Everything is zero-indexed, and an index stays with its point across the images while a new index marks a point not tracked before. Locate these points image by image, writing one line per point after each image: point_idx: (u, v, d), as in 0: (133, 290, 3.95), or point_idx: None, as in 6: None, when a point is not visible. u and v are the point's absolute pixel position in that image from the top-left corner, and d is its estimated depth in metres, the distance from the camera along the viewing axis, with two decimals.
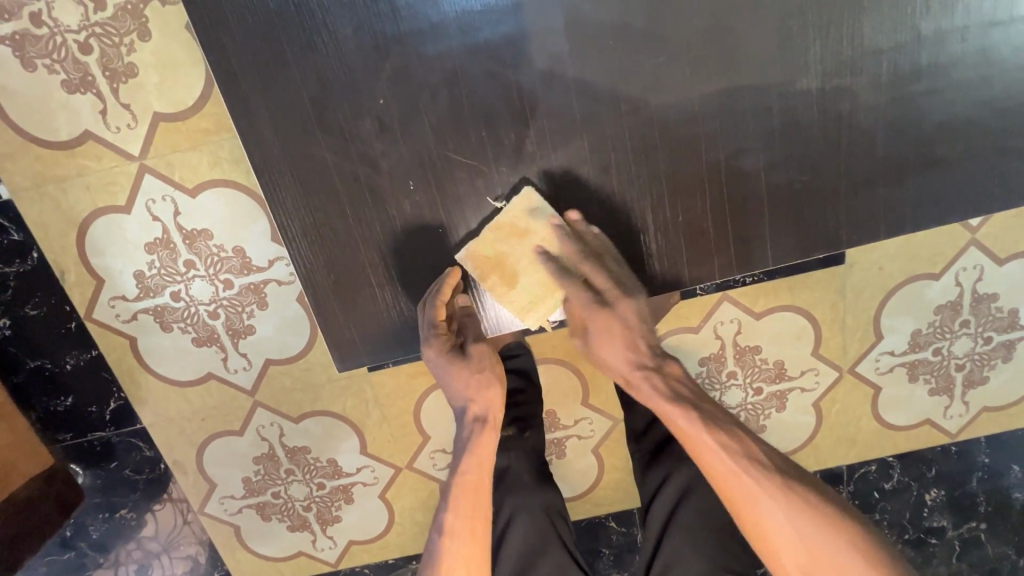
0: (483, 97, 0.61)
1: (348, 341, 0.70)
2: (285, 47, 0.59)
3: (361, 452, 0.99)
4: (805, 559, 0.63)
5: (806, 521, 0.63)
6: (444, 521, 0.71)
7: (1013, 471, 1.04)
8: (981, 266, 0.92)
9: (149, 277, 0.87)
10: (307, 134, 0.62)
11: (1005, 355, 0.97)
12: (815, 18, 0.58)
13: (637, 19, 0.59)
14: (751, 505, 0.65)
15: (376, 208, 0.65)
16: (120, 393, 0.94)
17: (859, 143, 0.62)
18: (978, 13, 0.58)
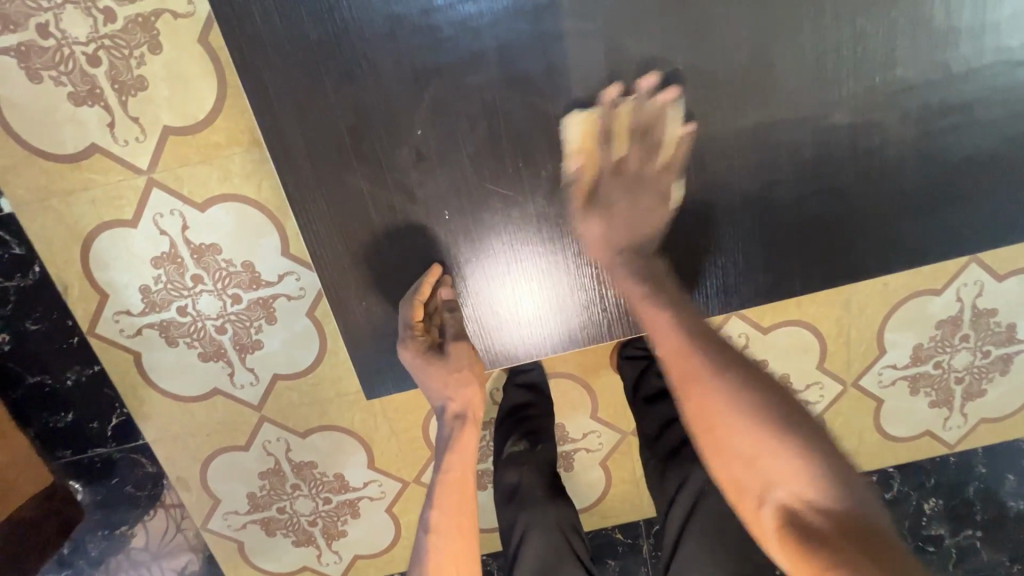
0: (515, 124, 0.61)
1: (378, 371, 0.72)
2: (319, 70, 0.58)
3: (368, 466, 0.99)
4: (749, 446, 0.53)
5: (756, 401, 0.54)
6: (429, 518, 0.67)
7: (1009, 480, 1.06)
8: (981, 282, 0.94)
9: (155, 291, 0.85)
10: (342, 162, 0.62)
11: (1003, 368, 1.00)
12: (845, 49, 0.59)
13: (673, 54, 0.59)
14: (699, 382, 0.57)
15: (411, 236, 0.65)
16: (123, 409, 0.92)
17: (883, 174, 0.64)
18: (1001, 50, 0.60)
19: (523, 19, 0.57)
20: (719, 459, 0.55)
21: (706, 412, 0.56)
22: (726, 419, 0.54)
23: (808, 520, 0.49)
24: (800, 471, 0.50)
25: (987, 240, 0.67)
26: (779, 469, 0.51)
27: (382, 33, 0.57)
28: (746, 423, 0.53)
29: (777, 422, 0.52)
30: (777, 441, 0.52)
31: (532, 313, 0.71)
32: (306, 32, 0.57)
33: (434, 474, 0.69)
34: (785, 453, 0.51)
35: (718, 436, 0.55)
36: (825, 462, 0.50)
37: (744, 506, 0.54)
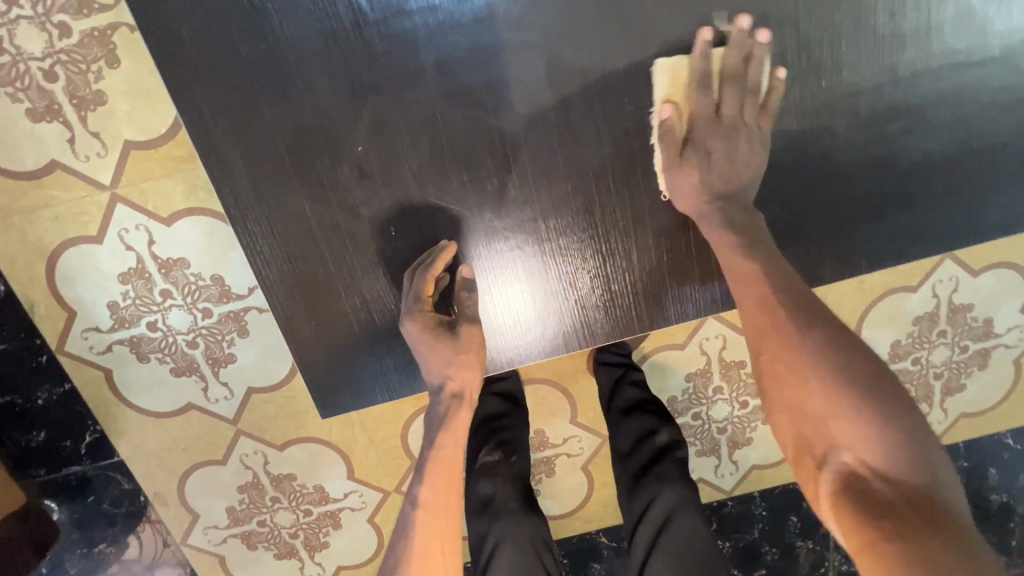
0: (463, 137, 0.60)
1: (331, 386, 0.71)
2: (257, 91, 0.58)
3: (348, 477, 0.98)
4: (825, 405, 0.50)
5: (840, 360, 0.50)
6: (415, 496, 0.63)
7: (992, 473, 1.07)
8: (956, 277, 0.94)
9: (124, 308, 0.84)
10: (284, 181, 0.61)
11: (981, 363, 1.00)
12: (790, 57, 0.59)
13: (619, 63, 0.58)
14: (776, 335, 0.54)
15: (357, 251, 0.64)
16: (96, 426, 0.91)
17: (841, 178, 0.64)
18: (952, 52, 0.59)
19: (470, 30, 0.56)
20: (784, 415, 0.53)
21: (776, 363, 0.54)
22: (798, 376, 0.52)
23: (873, 487, 0.46)
24: (868, 437, 0.47)
25: (954, 239, 0.67)
26: (847, 429, 0.48)
27: (324, 49, 0.56)
28: (817, 386, 0.50)
29: (856, 383, 0.49)
30: (847, 404, 0.49)
31: (504, 318, 0.70)
32: (242, 51, 0.56)
33: (425, 453, 0.66)
34: (867, 415, 0.48)
35: (790, 391, 0.52)
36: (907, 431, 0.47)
37: (800, 464, 0.52)
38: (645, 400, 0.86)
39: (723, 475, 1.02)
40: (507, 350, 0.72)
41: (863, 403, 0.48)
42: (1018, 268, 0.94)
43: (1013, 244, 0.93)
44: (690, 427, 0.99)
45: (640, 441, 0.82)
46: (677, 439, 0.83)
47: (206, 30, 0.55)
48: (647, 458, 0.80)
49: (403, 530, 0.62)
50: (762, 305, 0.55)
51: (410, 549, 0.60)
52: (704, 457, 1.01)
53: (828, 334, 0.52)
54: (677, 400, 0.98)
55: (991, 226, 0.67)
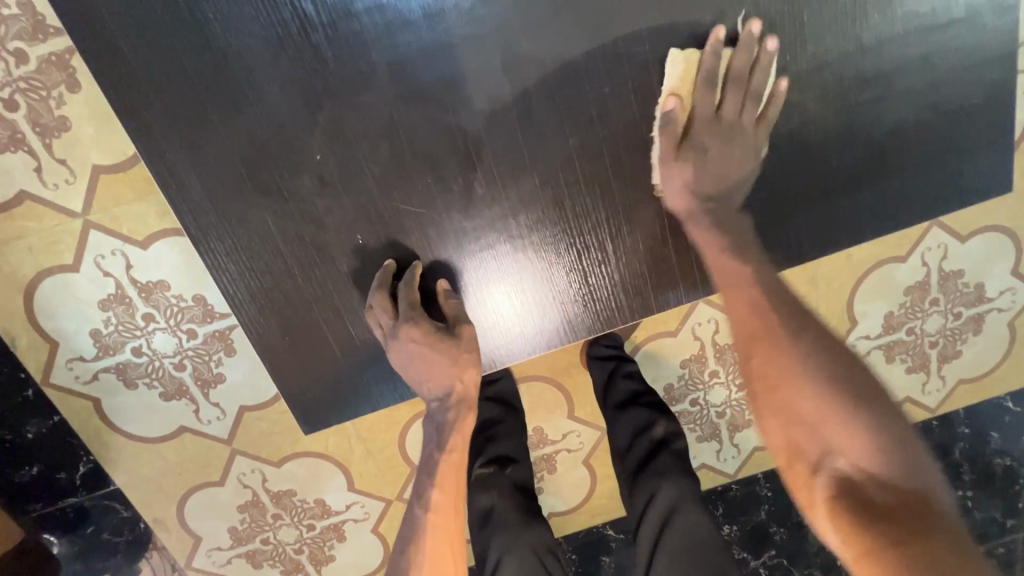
0: (422, 140, 0.59)
1: (313, 402, 0.70)
2: (207, 107, 0.56)
3: (348, 489, 0.97)
4: (814, 411, 0.53)
5: (827, 368, 0.54)
6: (427, 499, 0.65)
7: (993, 437, 1.08)
8: (944, 244, 0.93)
9: (107, 335, 0.83)
10: (244, 196, 0.59)
11: (975, 328, 1.00)
12: (750, 33, 0.58)
13: (576, 53, 0.57)
14: (772, 342, 0.56)
15: (324, 263, 0.63)
16: (88, 456, 0.90)
17: (812, 154, 0.63)
18: (915, 17, 0.58)
19: (426, 28, 0.55)
20: (775, 417, 0.55)
21: (775, 377, 0.55)
22: (792, 381, 0.54)
23: (866, 492, 0.50)
24: (857, 440, 0.51)
25: (936, 208, 0.67)
26: (841, 434, 0.52)
27: (271, 58, 0.55)
28: (809, 391, 0.53)
29: (847, 387, 0.53)
30: (841, 411, 0.52)
31: (493, 318, 0.69)
32: (190, 67, 0.55)
33: (433, 456, 0.66)
34: (852, 420, 0.52)
35: (783, 399, 0.55)
36: (886, 439, 0.51)
37: (795, 467, 0.54)
38: (641, 392, 0.84)
39: (726, 459, 1.03)
40: (496, 354, 0.72)
41: (856, 415, 0.52)
42: (1005, 230, 0.94)
43: (999, 208, 0.93)
44: (689, 413, 1.00)
45: (637, 435, 0.80)
46: (676, 431, 0.80)
47: (147, 48, 0.54)
48: (645, 453, 0.78)
49: (414, 531, 0.64)
50: (754, 313, 0.58)
51: (422, 552, 0.62)
52: (705, 442, 1.02)
53: (825, 346, 0.55)
54: (673, 387, 0.98)
55: (969, 193, 0.67)
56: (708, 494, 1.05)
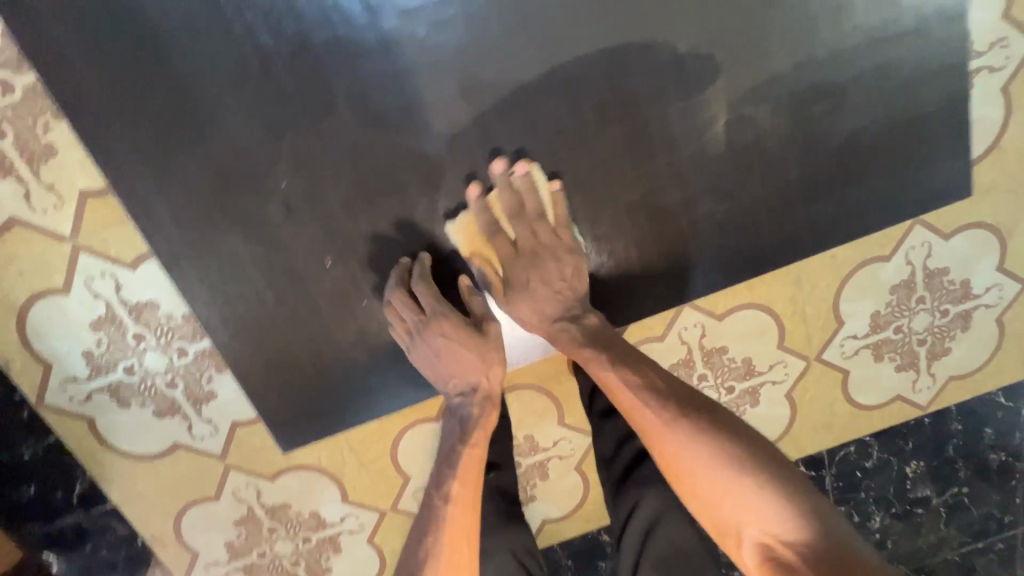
0: (382, 165, 0.63)
1: (290, 419, 0.71)
2: (178, 142, 0.61)
3: (342, 501, 0.98)
4: (713, 490, 0.64)
5: (704, 448, 0.64)
6: (448, 490, 0.70)
7: (986, 433, 1.08)
8: (928, 243, 0.93)
9: (99, 355, 0.84)
10: (214, 226, 0.64)
11: (963, 325, 1.00)
12: (699, 53, 0.63)
13: (533, 75, 0.62)
14: (660, 436, 0.67)
15: (294, 286, 0.68)
16: (86, 474, 0.91)
17: (767, 165, 0.68)
18: (852, 36, 0.65)
19: (387, 61, 0.60)
20: (693, 501, 0.66)
21: (677, 467, 0.66)
22: (687, 465, 0.65)
23: (779, 550, 0.59)
24: (755, 505, 0.61)
25: (884, 210, 0.72)
26: (742, 505, 0.62)
27: (238, 95, 0.60)
28: (702, 471, 0.64)
29: (736, 461, 0.63)
30: (732, 483, 0.62)
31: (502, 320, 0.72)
32: (157, 106, 0.59)
33: (455, 448, 0.72)
34: (741, 489, 0.62)
35: (687, 485, 0.65)
36: (772, 497, 0.61)
37: (725, 541, 0.64)
38: None
39: None
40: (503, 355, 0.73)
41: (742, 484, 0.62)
42: (991, 226, 0.93)
43: (986, 203, 0.92)
44: None
45: (623, 443, 0.80)
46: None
47: (122, 87, 0.58)
48: (630, 459, 0.79)
49: (432, 521, 0.69)
50: (644, 409, 0.69)
51: (443, 539, 0.67)
52: None
53: (695, 427, 0.66)
54: None
55: (917, 195, 0.72)
56: None
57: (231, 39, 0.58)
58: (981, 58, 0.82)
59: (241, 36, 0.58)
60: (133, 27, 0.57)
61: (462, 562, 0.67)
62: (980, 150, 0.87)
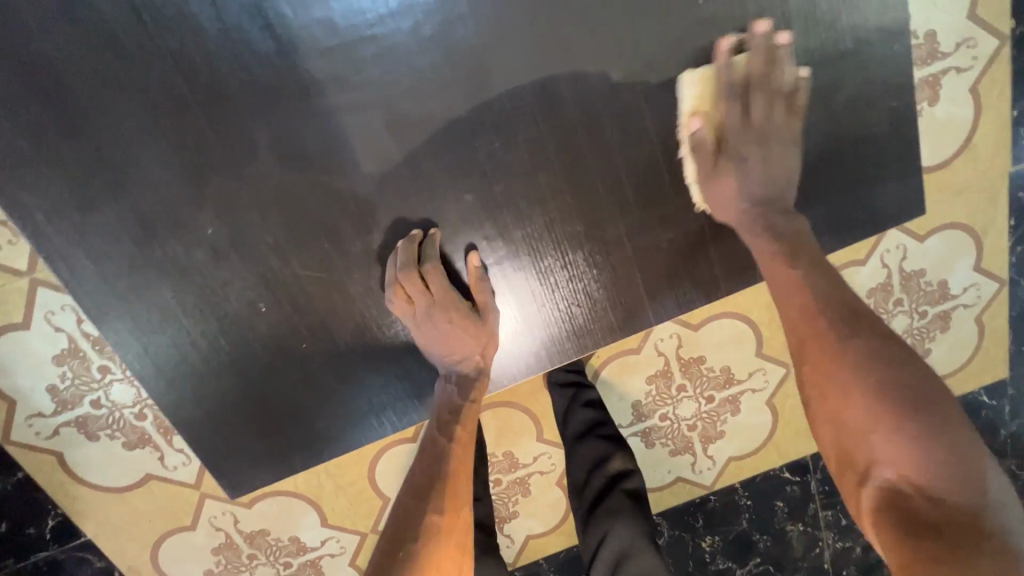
0: (318, 203, 0.57)
1: (237, 464, 0.66)
2: (87, 190, 0.54)
3: (322, 525, 0.97)
4: (862, 414, 0.50)
5: (879, 369, 0.50)
6: (451, 430, 0.66)
7: (971, 432, 1.08)
8: (903, 245, 0.92)
9: (63, 389, 0.83)
10: (138, 275, 0.57)
11: (942, 326, 0.99)
12: (639, 79, 0.58)
13: (460, 109, 0.56)
14: (819, 340, 0.54)
15: (231, 335, 0.61)
16: (57, 509, 0.90)
17: (714, 195, 0.62)
18: (805, 51, 0.59)
19: (304, 94, 0.54)
20: (825, 423, 0.54)
21: (822, 378, 0.54)
22: (839, 381, 0.52)
23: (911, 503, 0.46)
24: (910, 452, 0.47)
25: (870, 224, 0.67)
26: (887, 442, 0.48)
27: (148, 133, 0.53)
28: (860, 392, 0.51)
29: (906, 396, 0.49)
30: (894, 414, 0.49)
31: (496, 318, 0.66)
32: (61, 151, 0.53)
33: (456, 397, 0.66)
34: (904, 424, 0.48)
35: (830, 400, 0.53)
36: (943, 447, 0.46)
37: (846, 476, 0.52)
38: (599, 422, 0.88)
39: (702, 471, 1.03)
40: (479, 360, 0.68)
41: (902, 419, 0.48)
42: (966, 226, 0.92)
43: (960, 203, 0.91)
44: (659, 429, 0.99)
45: (592, 470, 0.84)
46: (630, 466, 0.84)
47: (17, 132, 0.52)
48: (599, 489, 0.83)
49: (435, 457, 0.65)
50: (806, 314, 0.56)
51: (448, 471, 0.64)
52: (679, 456, 1.02)
53: (873, 345, 0.52)
54: (642, 403, 0.97)
55: (891, 211, 0.67)
56: (687, 506, 1.05)
57: (130, 73, 0.51)
58: (945, 59, 0.81)
59: (144, 69, 0.51)
60: (21, 64, 0.50)
61: (463, 501, 0.62)
62: (951, 150, 0.87)
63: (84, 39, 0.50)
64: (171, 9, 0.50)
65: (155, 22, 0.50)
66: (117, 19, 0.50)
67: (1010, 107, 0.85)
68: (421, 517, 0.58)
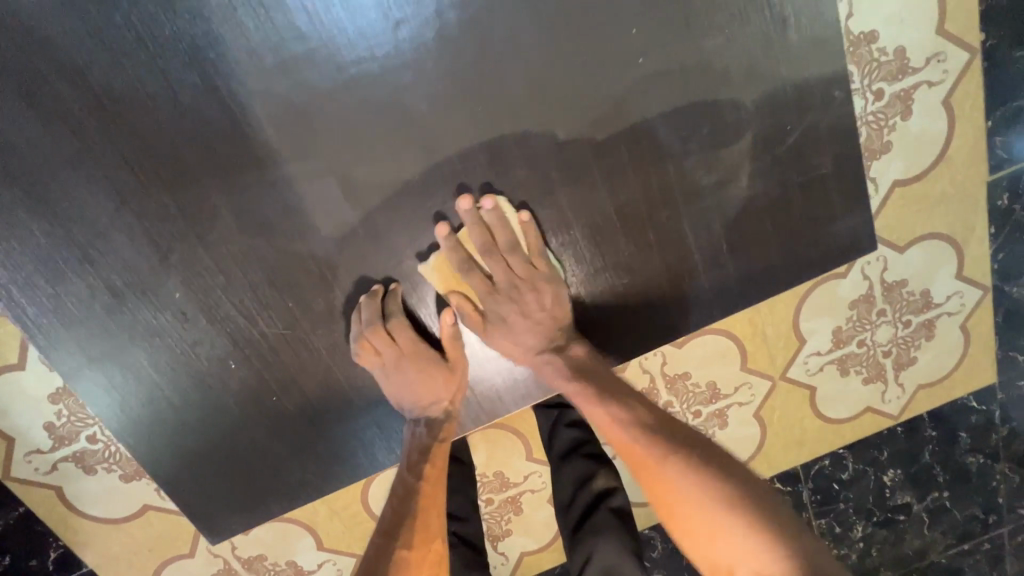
0: (282, 262, 0.59)
1: (225, 509, 0.68)
2: (54, 260, 0.55)
3: (319, 548, 0.98)
4: (702, 525, 0.54)
5: (698, 479, 0.55)
6: (420, 468, 0.67)
7: (962, 438, 1.08)
8: (884, 257, 0.93)
9: (60, 426, 0.85)
10: (112, 339, 0.59)
11: (927, 334, 0.99)
12: (593, 131, 0.58)
13: (412, 173, 0.57)
14: (648, 463, 0.59)
15: (203, 394, 0.63)
16: (58, 541, 0.92)
17: (669, 236, 0.64)
18: (760, 93, 0.60)
19: (259, 165, 0.54)
20: (688, 540, 0.56)
21: (665, 498, 0.58)
22: (674, 497, 0.57)
23: None
24: (757, 549, 0.50)
25: (840, 248, 0.68)
26: (738, 546, 0.51)
27: (109, 204, 0.54)
28: (692, 504, 0.55)
29: (736, 497, 0.53)
30: (723, 518, 0.53)
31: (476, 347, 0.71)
32: (26, 225, 0.54)
33: (424, 438, 0.69)
34: (733, 526, 0.52)
35: (679, 518, 0.56)
36: (771, 537, 0.50)
37: None
38: (583, 440, 0.89)
39: None
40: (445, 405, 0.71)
41: (737, 520, 0.52)
42: (946, 236, 0.93)
43: (938, 214, 0.91)
44: None
45: (579, 488, 0.85)
46: (613, 484, 0.85)
47: None
48: (585, 506, 0.83)
49: (405, 495, 0.66)
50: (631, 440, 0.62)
51: (417, 508, 0.65)
52: None
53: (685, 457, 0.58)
54: None
55: (858, 237, 0.68)
56: None
57: (91, 150, 0.52)
58: (917, 74, 0.81)
59: (101, 140, 0.52)
60: None
61: (435, 535, 0.64)
62: (926, 164, 0.87)
63: (38, 116, 0.51)
64: (125, 85, 0.51)
65: (113, 102, 0.51)
66: (73, 98, 0.51)
67: (984, 119, 0.85)
68: (390, 556, 0.59)
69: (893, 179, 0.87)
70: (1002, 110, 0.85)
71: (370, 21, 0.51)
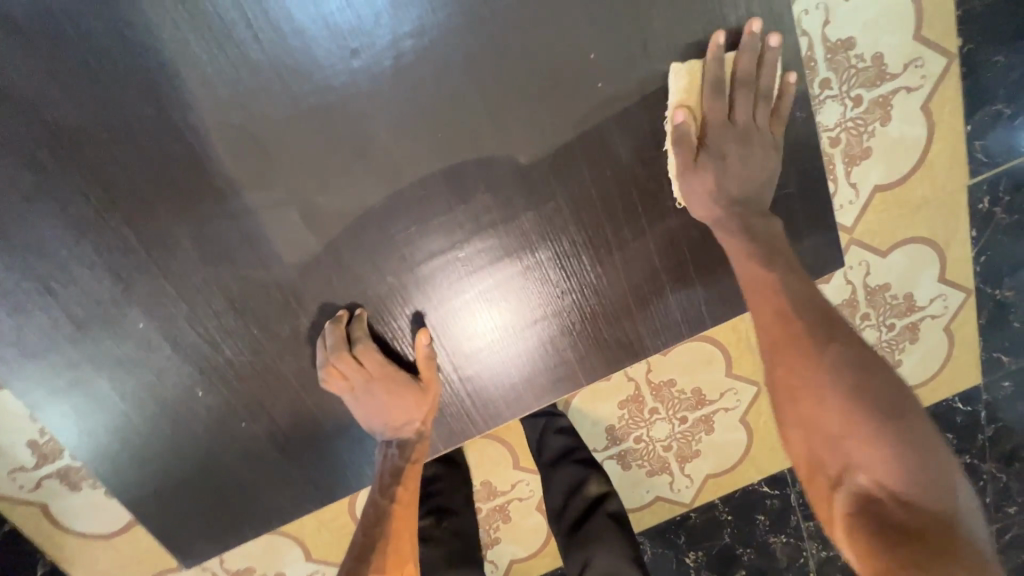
0: (250, 287, 0.58)
1: (204, 528, 0.69)
2: (17, 293, 0.55)
3: (307, 559, 0.99)
4: (834, 415, 0.50)
5: (847, 376, 0.50)
6: (392, 491, 0.69)
7: (949, 439, 1.08)
8: (866, 261, 0.93)
9: (44, 444, 0.85)
10: (79, 368, 0.59)
11: (911, 337, 1.00)
12: (556, 154, 0.59)
13: (375, 200, 0.57)
14: (796, 343, 0.53)
15: (171, 420, 0.63)
16: (45, 558, 0.92)
17: (634, 259, 0.64)
18: (726, 112, 0.60)
19: (219, 197, 0.55)
20: (800, 429, 0.52)
21: (796, 381, 0.52)
22: (810, 387, 0.51)
23: (882, 505, 0.46)
24: (887, 459, 0.47)
25: (818, 259, 0.68)
26: (864, 447, 0.48)
27: (68, 236, 0.54)
28: (832, 395, 0.50)
29: (879, 402, 0.48)
30: (862, 418, 0.48)
31: (453, 363, 0.68)
32: None
33: (398, 460, 0.69)
34: (873, 427, 0.48)
35: (807, 404, 0.52)
36: (910, 448, 0.46)
37: (818, 478, 0.51)
38: (572, 448, 0.90)
39: (680, 489, 1.04)
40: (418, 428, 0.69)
41: (877, 424, 0.48)
42: (927, 240, 0.93)
43: (918, 219, 0.91)
44: (635, 451, 1.00)
45: (570, 494, 0.86)
46: (606, 489, 0.87)
47: None
48: (578, 511, 0.85)
49: (376, 519, 0.68)
50: (785, 319, 0.55)
51: (388, 531, 0.66)
52: (657, 476, 1.03)
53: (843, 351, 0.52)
54: (615, 427, 0.98)
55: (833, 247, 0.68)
56: (667, 524, 1.06)
57: (51, 181, 0.52)
58: (895, 80, 0.81)
59: (61, 171, 0.52)
60: None
61: (408, 553, 0.66)
62: (905, 170, 0.87)
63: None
64: (86, 115, 0.50)
65: (73, 132, 0.51)
66: (30, 129, 0.50)
67: (961, 125, 0.86)
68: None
69: (875, 184, 0.87)
70: (978, 115, 0.85)
71: (325, 51, 0.51)
